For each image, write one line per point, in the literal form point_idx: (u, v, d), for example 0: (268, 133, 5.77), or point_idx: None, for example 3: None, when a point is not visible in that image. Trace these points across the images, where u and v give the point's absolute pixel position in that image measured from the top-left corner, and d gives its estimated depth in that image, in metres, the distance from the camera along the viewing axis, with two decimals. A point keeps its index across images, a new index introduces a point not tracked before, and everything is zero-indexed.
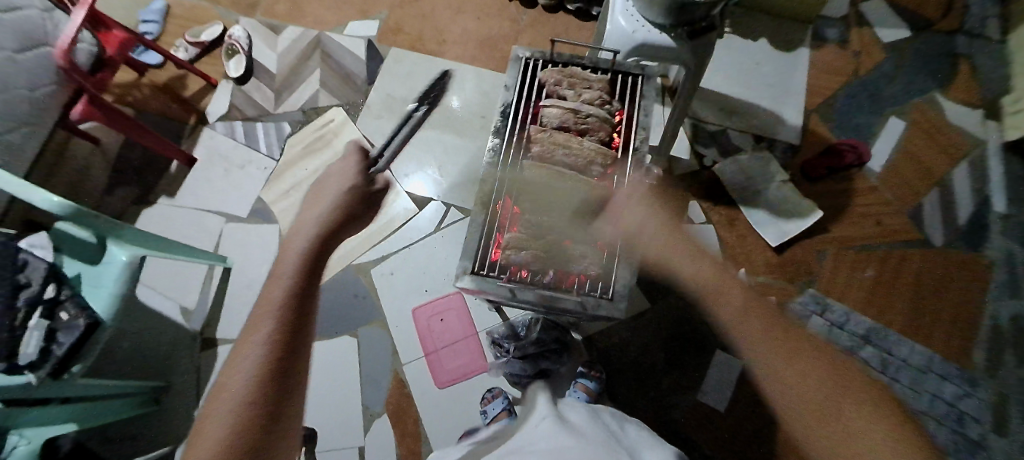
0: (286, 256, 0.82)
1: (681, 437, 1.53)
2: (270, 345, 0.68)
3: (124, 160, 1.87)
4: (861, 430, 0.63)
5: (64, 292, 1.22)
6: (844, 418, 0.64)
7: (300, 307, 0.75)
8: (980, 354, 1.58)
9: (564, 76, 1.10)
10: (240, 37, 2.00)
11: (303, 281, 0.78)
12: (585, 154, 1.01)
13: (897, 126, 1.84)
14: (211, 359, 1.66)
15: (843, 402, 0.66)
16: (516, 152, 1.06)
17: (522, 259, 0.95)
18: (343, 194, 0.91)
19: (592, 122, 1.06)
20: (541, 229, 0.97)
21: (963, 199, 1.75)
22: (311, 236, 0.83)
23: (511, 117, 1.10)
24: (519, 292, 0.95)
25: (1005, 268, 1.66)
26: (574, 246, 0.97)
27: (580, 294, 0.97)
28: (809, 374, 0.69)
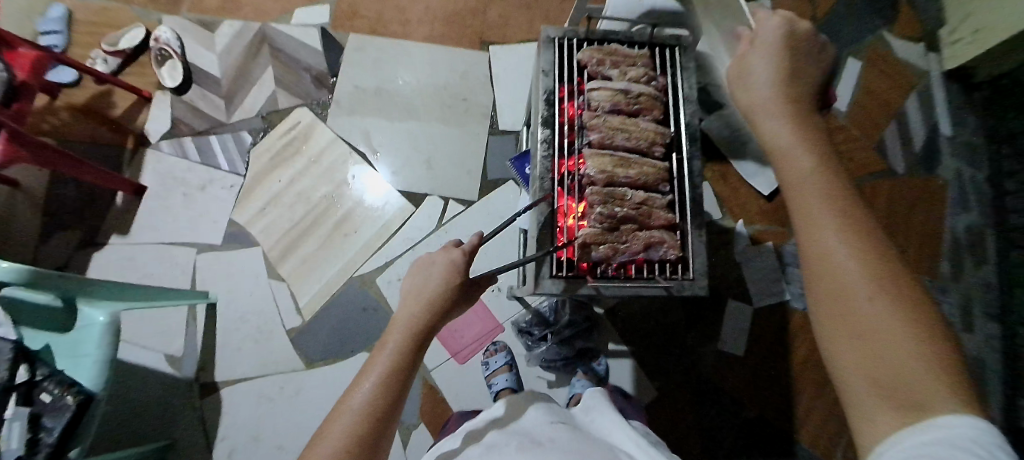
0: (394, 323, 0.84)
1: (708, 386, 1.63)
2: (376, 390, 0.73)
3: (54, 199, 1.60)
4: (890, 347, 0.50)
5: (39, 371, 1.05)
6: (880, 337, 0.50)
7: (398, 385, 0.75)
8: (945, 264, 1.79)
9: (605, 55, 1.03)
10: (169, 40, 1.71)
11: (407, 356, 0.79)
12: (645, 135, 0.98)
13: (855, 66, 1.96)
14: (215, 404, 1.51)
15: (894, 318, 0.51)
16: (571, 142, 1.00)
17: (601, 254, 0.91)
18: (450, 268, 0.90)
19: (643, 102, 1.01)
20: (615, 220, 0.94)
21: (916, 129, 1.91)
22: (420, 311, 0.84)
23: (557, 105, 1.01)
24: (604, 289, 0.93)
25: (956, 186, 1.86)
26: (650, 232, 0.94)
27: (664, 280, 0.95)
28: (861, 287, 0.53)
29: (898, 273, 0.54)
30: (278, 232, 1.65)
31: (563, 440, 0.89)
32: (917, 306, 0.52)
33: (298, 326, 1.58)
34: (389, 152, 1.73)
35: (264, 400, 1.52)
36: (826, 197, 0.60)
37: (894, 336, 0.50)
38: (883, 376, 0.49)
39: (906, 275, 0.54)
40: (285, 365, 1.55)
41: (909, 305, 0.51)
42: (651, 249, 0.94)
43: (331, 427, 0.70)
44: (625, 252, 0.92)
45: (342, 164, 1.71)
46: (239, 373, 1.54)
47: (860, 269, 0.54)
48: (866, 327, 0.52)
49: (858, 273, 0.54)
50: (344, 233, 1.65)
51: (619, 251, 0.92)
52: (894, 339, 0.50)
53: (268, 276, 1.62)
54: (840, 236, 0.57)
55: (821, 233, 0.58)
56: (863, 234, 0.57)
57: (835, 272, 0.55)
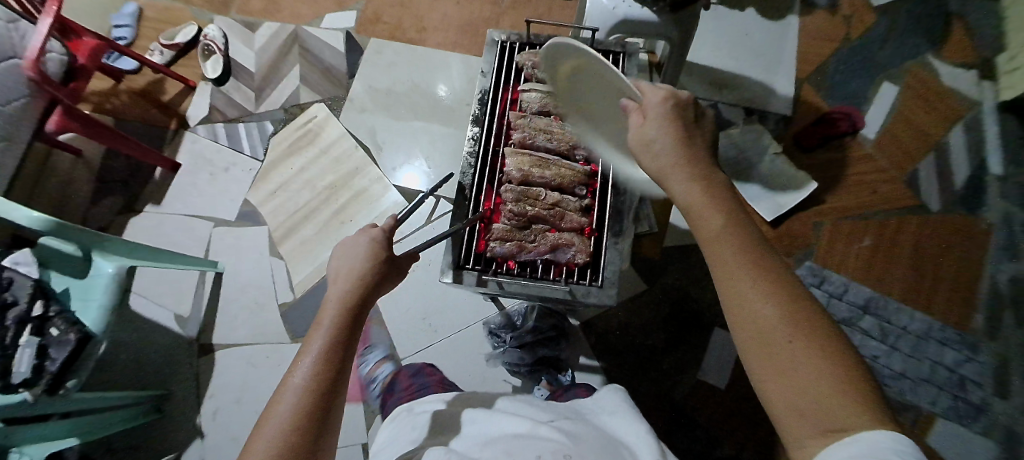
0: (325, 302, 0.79)
1: (683, 416, 1.54)
2: (320, 362, 0.69)
3: (108, 169, 1.85)
4: (806, 372, 0.46)
5: (51, 308, 1.24)
6: (795, 367, 0.47)
7: (341, 354, 0.72)
8: (978, 317, 1.59)
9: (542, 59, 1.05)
10: (215, 37, 1.94)
11: (345, 328, 0.76)
12: (567, 138, 1.01)
13: (891, 91, 1.80)
14: (209, 363, 1.66)
15: (801, 346, 0.48)
16: (496, 141, 1.04)
17: (506, 250, 0.93)
18: (375, 243, 0.90)
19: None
20: (525, 219, 0.96)
21: (959, 163, 1.72)
22: (353, 281, 0.82)
23: (489, 106, 1.05)
24: (506, 284, 0.93)
25: (1004, 232, 1.65)
26: (559, 234, 0.95)
27: (568, 283, 0.94)
28: (766, 312, 0.51)
29: (800, 298, 0.52)
30: (283, 214, 1.79)
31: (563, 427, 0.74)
32: (823, 327, 0.50)
33: (289, 301, 1.70)
34: (391, 148, 1.82)
35: (251, 366, 1.65)
36: (724, 232, 0.59)
37: (804, 362, 0.47)
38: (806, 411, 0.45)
39: (810, 299, 0.52)
40: (273, 337, 1.68)
41: (814, 330, 0.49)
42: (559, 250, 0.94)
43: (275, 407, 0.64)
44: (530, 249, 0.93)
45: (347, 156, 1.83)
46: (233, 339, 1.68)
47: (766, 302, 0.52)
48: (780, 355, 0.48)
49: (767, 306, 0.51)
50: (340, 220, 1.77)
51: (525, 248, 0.93)
52: (808, 364, 0.47)
53: (270, 254, 1.76)
54: (746, 273, 0.54)
55: (726, 271, 0.56)
56: (764, 265, 0.55)
57: (743, 310, 0.52)
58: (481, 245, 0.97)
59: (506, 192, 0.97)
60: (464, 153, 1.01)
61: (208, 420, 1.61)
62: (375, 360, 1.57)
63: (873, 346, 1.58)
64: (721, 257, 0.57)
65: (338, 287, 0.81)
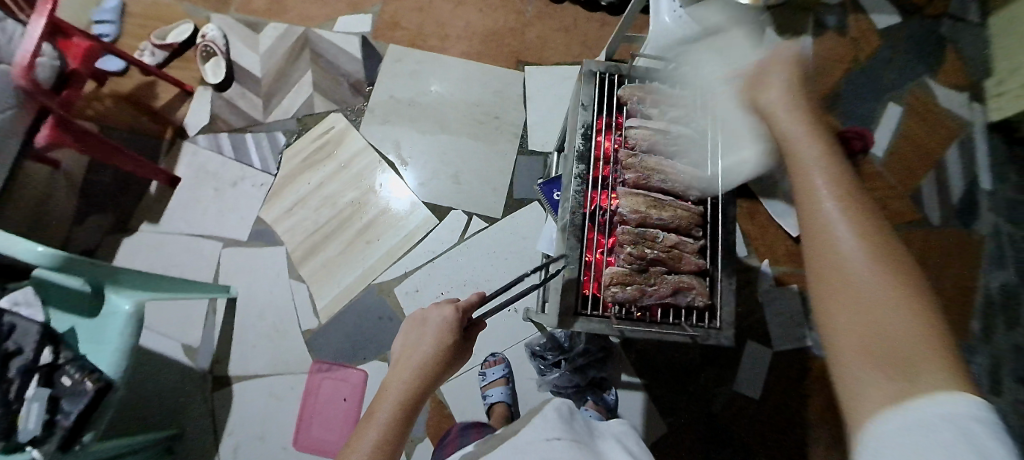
0: (387, 389, 0.82)
1: (721, 428, 1.59)
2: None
3: (94, 183, 1.66)
4: (894, 321, 0.43)
5: (62, 355, 1.10)
6: (879, 320, 0.44)
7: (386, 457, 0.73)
8: (975, 323, 1.73)
9: (646, 93, 0.96)
10: (215, 38, 1.77)
11: (397, 426, 0.78)
12: (682, 177, 0.92)
13: (895, 112, 1.92)
14: (226, 397, 1.53)
15: (894, 298, 0.45)
16: (602, 181, 0.95)
17: (626, 296, 0.86)
18: (445, 325, 0.90)
19: (682, 143, 0.95)
20: (643, 261, 0.89)
21: (955, 179, 1.87)
22: (414, 374, 0.83)
23: (594, 139, 0.96)
24: (628, 331, 0.88)
25: (993, 243, 1.80)
26: (679, 276, 0.88)
27: (690, 328, 0.88)
28: (856, 261, 0.47)
29: (903, 257, 0.48)
30: (303, 233, 1.67)
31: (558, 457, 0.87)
32: (915, 285, 0.46)
33: (313, 328, 1.59)
34: (417, 163, 1.74)
35: (273, 397, 1.54)
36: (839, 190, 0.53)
37: (893, 313, 0.44)
38: (891, 365, 0.42)
39: (901, 248, 0.49)
40: (297, 366, 1.56)
41: (910, 282, 0.45)
42: (679, 294, 0.87)
43: None
44: (651, 297, 0.86)
45: (371, 171, 1.73)
46: (251, 370, 1.55)
47: (862, 248, 0.48)
48: (866, 306, 0.45)
49: (861, 253, 0.48)
50: (366, 240, 1.67)
51: (646, 293, 0.87)
52: (893, 315, 0.44)
53: (289, 276, 1.64)
54: (840, 215, 0.51)
55: (825, 215, 0.52)
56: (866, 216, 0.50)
57: (836, 257, 0.49)
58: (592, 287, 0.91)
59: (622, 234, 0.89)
60: (570, 193, 0.92)
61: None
62: (495, 378, 1.50)
63: None
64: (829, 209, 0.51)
65: (397, 380, 0.83)
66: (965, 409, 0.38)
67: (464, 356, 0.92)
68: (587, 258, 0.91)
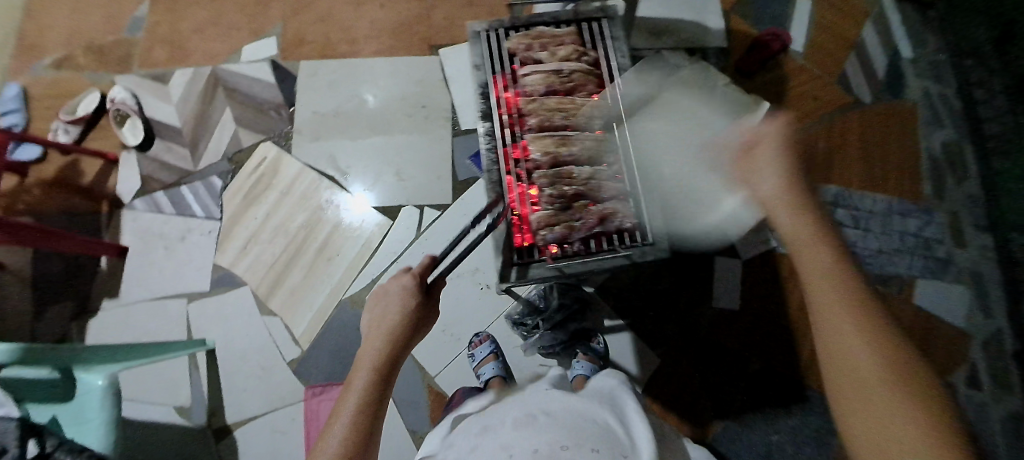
0: (360, 360, 0.86)
1: (711, 345, 1.63)
2: (355, 413, 0.76)
3: (42, 274, 1.63)
4: (902, 425, 0.46)
5: (49, 443, 1.05)
6: (883, 415, 0.47)
7: (373, 409, 0.78)
8: (927, 184, 1.79)
9: (533, 39, 1.03)
10: (125, 99, 1.74)
11: (376, 388, 0.81)
12: (582, 114, 1.00)
13: (805, 5, 1.95)
14: (230, 445, 1.53)
15: (899, 403, 0.47)
16: (512, 130, 1.01)
17: (557, 235, 0.95)
18: (406, 293, 0.96)
19: (576, 79, 1.02)
20: (565, 199, 0.97)
21: (875, 55, 1.92)
22: (387, 338, 0.88)
23: (496, 95, 1.03)
24: (568, 266, 0.96)
25: (926, 105, 1.86)
26: (601, 206, 0.97)
27: (621, 249, 0.97)
28: (864, 362, 0.51)
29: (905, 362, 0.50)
30: (263, 268, 1.67)
31: (558, 411, 0.92)
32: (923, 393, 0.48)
33: (297, 357, 1.60)
34: (357, 171, 1.74)
35: (276, 433, 1.54)
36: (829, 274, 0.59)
37: (897, 417, 0.47)
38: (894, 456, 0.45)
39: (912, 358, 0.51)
40: (291, 397, 1.57)
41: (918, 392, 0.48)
42: (606, 221, 0.96)
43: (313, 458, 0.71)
44: (580, 229, 0.95)
45: (314, 190, 1.72)
46: (248, 413, 1.56)
47: (864, 347, 0.52)
48: (871, 406, 0.49)
49: (864, 353, 0.51)
50: (327, 257, 1.67)
51: (574, 229, 0.96)
52: (894, 415, 0.47)
53: (261, 313, 1.64)
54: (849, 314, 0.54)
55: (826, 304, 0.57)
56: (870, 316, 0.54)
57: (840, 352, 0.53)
58: (529, 237, 0.97)
59: (539, 179, 0.97)
60: (485, 149, 1.00)
61: None
62: (485, 355, 1.51)
63: (850, 234, 1.75)
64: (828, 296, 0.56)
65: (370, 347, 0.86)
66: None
67: (429, 320, 0.98)
68: (514, 205, 0.98)
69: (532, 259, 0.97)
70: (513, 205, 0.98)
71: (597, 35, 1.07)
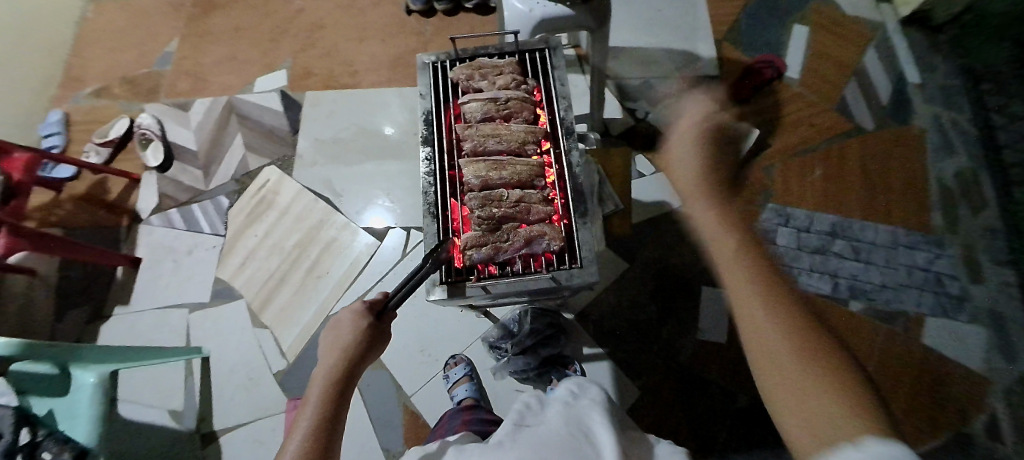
0: (314, 377, 0.82)
1: (695, 377, 1.57)
2: (309, 427, 0.72)
3: (67, 281, 1.80)
4: (807, 388, 0.47)
5: (39, 433, 1.21)
6: (793, 379, 0.48)
7: (330, 421, 0.74)
8: (938, 216, 1.68)
9: (474, 69, 1.04)
10: (149, 125, 1.92)
11: (331, 400, 0.77)
12: (516, 136, 0.98)
13: (802, 32, 1.92)
14: (215, 452, 1.59)
15: (811, 373, 0.48)
16: (450, 157, 1.00)
17: (483, 255, 0.89)
18: (356, 315, 0.93)
19: (514, 106, 1.01)
20: (494, 221, 0.93)
21: (878, 81, 1.85)
22: (340, 353, 0.85)
23: (436, 123, 1.02)
24: (493, 288, 0.90)
25: (935, 133, 1.78)
26: (530, 227, 0.92)
27: (551, 271, 0.91)
28: (773, 339, 0.51)
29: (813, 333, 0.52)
30: (258, 283, 1.76)
31: None
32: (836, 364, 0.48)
33: (283, 369, 1.67)
34: (351, 193, 1.83)
35: (258, 443, 1.59)
36: (737, 259, 0.59)
37: (803, 377, 0.48)
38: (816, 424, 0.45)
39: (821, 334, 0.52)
40: (275, 408, 1.63)
41: (826, 360, 0.49)
42: (534, 242, 0.91)
43: None
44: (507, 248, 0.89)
45: (310, 211, 1.82)
46: (235, 421, 1.63)
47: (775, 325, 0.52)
48: (784, 374, 0.49)
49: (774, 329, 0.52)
50: (316, 275, 1.75)
51: (501, 249, 0.90)
52: (803, 378, 0.48)
53: (253, 326, 1.72)
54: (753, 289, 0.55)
55: (738, 290, 0.57)
56: (772, 290, 0.55)
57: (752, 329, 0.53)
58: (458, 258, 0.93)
59: (469, 199, 0.94)
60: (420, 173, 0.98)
61: None
62: (460, 377, 1.52)
63: (850, 267, 1.64)
64: (740, 289, 0.56)
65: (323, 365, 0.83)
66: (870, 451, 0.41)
67: (385, 337, 0.95)
68: (444, 226, 0.95)
69: (465, 278, 0.91)
70: (447, 228, 0.95)
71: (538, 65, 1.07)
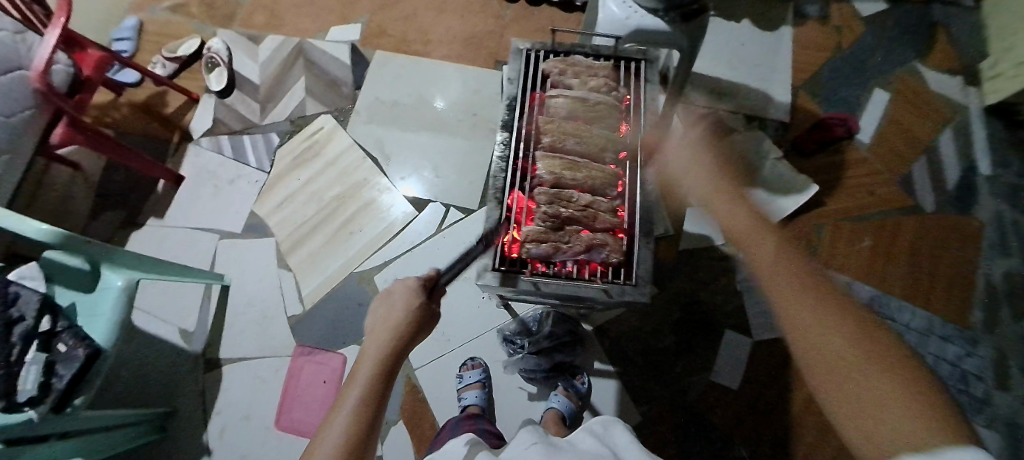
0: (363, 356, 0.81)
1: (698, 418, 1.55)
2: (357, 410, 0.71)
3: (108, 183, 1.83)
4: (883, 404, 0.49)
5: (60, 324, 1.23)
6: (867, 393, 0.51)
7: (376, 406, 0.74)
8: (978, 313, 1.63)
9: (568, 65, 1.03)
10: (219, 49, 1.94)
11: (379, 383, 0.77)
12: (597, 141, 0.98)
13: (882, 98, 1.88)
14: (217, 379, 1.62)
15: (874, 380, 0.51)
16: (525, 146, 0.99)
17: (541, 251, 0.89)
18: (412, 292, 0.90)
19: (601, 110, 1.00)
20: (559, 220, 0.92)
21: (949, 164, 1.80)
22: (391, 332, 0.83)
23: (518, 110, 1.03)
24: (543, 286, 0.90)
25: (994, 229, 1.73)
26: (593, 234, 0.91)
27: (603, 282, 0.90)
28: (841, 354, 0.55)
29: (873, 338, 0.56)
30: (291, 226, 1.78)
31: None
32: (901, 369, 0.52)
33: (298, 314, 1.68)
34: (398, 159, 1.83)
35: (258, 380, 1.62)
36: (800, 287, 0.63)
37: (868, 388, 0.51)
38: (878, 432, 0.48)
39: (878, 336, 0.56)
40: (282, 350, 1.65)
41: (886, 364, 0.52)
42: (593, 250, 0.90)
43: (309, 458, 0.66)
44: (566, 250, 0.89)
45: (356, 167, 1.83)
46: (240, 353, 1.65)
47: (840, 340, 0.56)
48: (853, 389, 0.52)
49: (840, 345, 0.56)
50: (348, 231, 1.76)
51: (560, 249, 0.89)
52: (871, 388, 0.51)
53: (277, 266, 1.74)
54: (809, 301, 0.61)
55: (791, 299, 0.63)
56: (827, 300, 0.61)
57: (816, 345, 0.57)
58: (513, 248, 0.93)
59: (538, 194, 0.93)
60: (494, 156, 0.98)
61: (216, 439, 1.56)
62: (472, 382, 1.52)
63: None
64: (796, 297, 0.62)
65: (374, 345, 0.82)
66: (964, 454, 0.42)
67: (436, 319, 0.91)
68: (508, 213, 0.94)
69: (515, 270, 0.92)
70: (510, 217, 0.94)
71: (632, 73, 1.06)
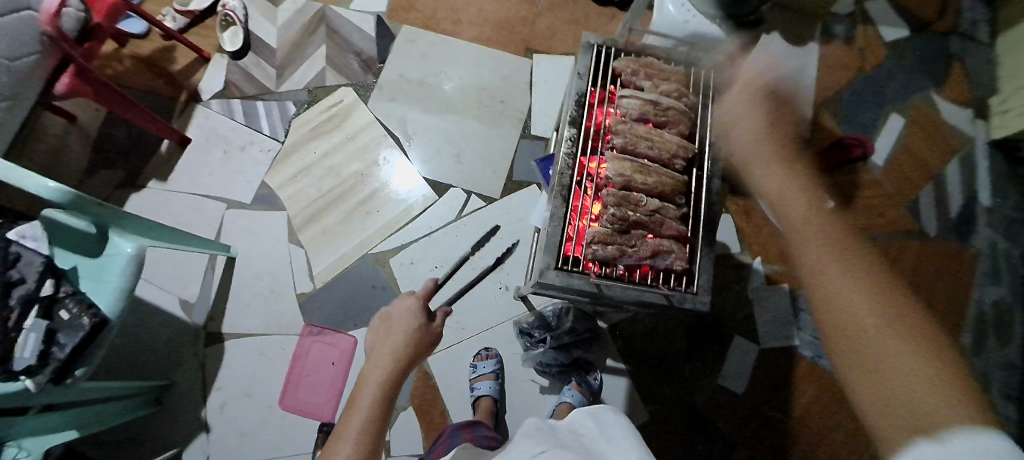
0: (367, 378, 0.90)
1: (702, 421, 1.59)
2: (362, 429, 0.78)
3: (106, 139, 1.71)
4: (912, 380, 0.57)
5: (63, 288, 1.10)
6: (898, 375, 0.58)
7: (378, 425, 0.81)
8: (967, 337, 1.72)
9: (640, 67, 1.10)
10: (235, 7, 1.83)
11: (383, 403, 0.85)
12: (668, 146, 1.05)
13: (897, 123, 1.94)
14: (218, 353, 1.56)
15: (900, 349, 0.60)
16: (593, 143, 1.09)
17: (607, 254, 0.99)
18: (410, 320, 1.00)
19: (672, 115, 1.07)
20: (626, 223, 1.01)
21: (953, 193, 1.88)
22: (391, 358, 0.92)
23: (586, 108, 1.10)
24: (607, 287, 0.99)
25: (988, 258, 1.81)
26: (660, 241, 1.01)
27: (666, 289, 1.01)
28: (879, 339, 0.61)
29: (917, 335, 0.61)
30: (306, 199, 1.71)
31: None
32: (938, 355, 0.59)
33: (307, 291, 1.63)
34: (421, 140, 1.78)
35: (262, 357, 1.56)
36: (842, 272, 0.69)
37: (904, 367, 0.58)
38: (896, 404, 0.57)
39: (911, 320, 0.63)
40: (289, 327, 1.59)
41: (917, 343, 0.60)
42: (659, 256, 1.00)
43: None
44: (631, 255, 1.00)
45: (377, 144, 1.77)
46: (245, 328, 1.59)
47: (890, 338, 0.61)
48: (884, 369, 0.59)
49: (886, 338, 0.61)
50: (366, 210, 1.70)
51: (626, 252, 1.00)
52: (912, 379, 0.57)
53: (288, 241, 1.67)
54: (843, 278, 0.68)
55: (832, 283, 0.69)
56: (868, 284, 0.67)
57: (842, 306, 0.66)
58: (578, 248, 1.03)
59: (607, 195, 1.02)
60: (562, 153, 1.06)
61: (214, 415, 1.50)
62: (484, 372, 1.51)
63: None
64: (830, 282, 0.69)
65: (375, 371, 0.90)
66: (982, 442, 0.49)
67: (439, 339, 1.02)
68: (570, 213, 1.04)
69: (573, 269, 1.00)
70: (571, 215, 1.04)
71: (701, 82, 1.13)
